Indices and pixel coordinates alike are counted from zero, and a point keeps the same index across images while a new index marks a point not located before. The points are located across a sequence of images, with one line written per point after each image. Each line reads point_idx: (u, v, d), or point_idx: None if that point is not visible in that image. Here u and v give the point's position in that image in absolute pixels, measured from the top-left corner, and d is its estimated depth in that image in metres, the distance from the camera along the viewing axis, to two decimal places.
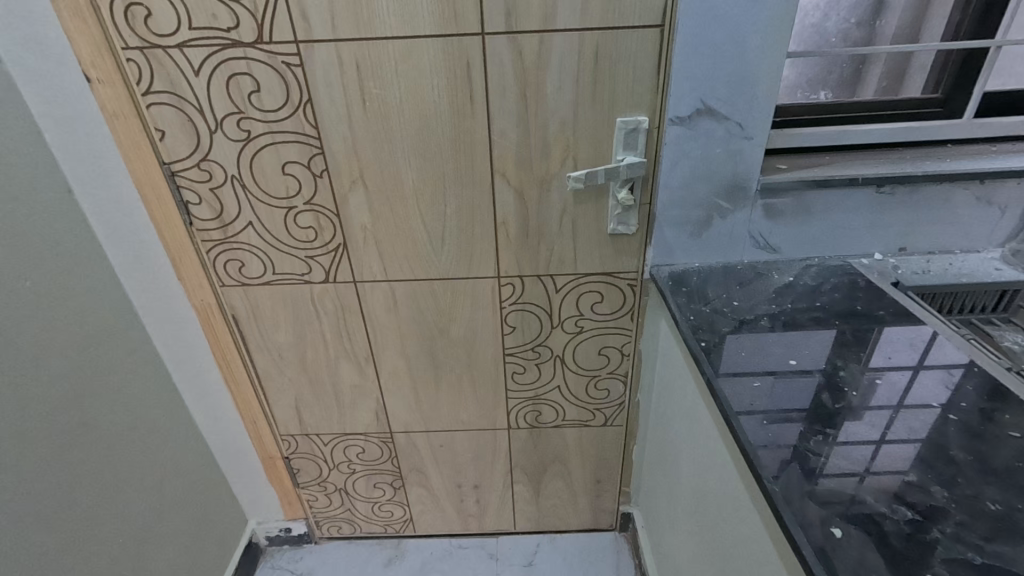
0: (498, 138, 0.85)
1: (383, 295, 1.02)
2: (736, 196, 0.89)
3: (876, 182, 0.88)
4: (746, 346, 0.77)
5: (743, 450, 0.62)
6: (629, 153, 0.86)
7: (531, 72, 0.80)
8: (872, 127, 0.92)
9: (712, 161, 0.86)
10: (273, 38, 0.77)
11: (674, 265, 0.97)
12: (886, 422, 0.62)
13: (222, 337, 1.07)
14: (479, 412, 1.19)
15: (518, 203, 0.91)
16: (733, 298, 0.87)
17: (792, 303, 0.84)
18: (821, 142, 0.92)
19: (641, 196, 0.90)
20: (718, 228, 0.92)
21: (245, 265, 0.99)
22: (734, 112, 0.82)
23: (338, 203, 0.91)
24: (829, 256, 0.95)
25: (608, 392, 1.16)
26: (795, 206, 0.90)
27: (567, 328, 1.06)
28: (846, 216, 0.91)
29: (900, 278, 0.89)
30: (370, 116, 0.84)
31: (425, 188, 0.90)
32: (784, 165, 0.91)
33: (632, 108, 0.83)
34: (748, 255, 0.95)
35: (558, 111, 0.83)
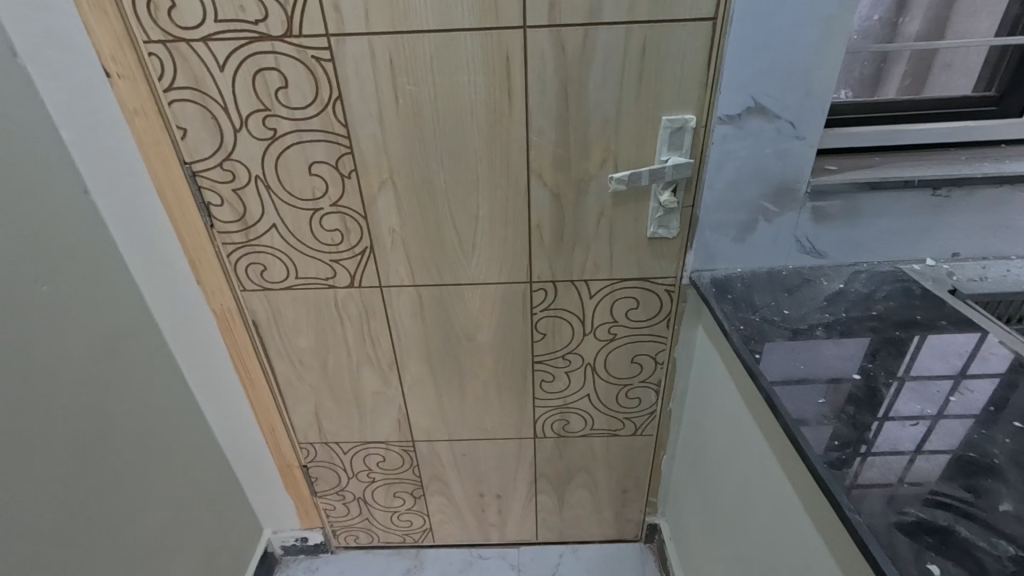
0: (536, 137, 0.81)
1: (409, 300, 0.98)
2: (785, 199, 0.85)
3: (932, 185, 0.84)
4: (804, 358, 0.73)
5: (808, 468, 0.58)
6: (673, 153, 0.82)
7: (573, 68, 0.76)
8: (925, 127, 0.88)
9: (761, 162, 0.82)
10: (303, 31, 0.73)
11: (716, 271, 0.92)
12: (923, 433, 0.60)
13: (242, 344, 1.03)
14: (505, 420, 1.16)
15: (554, 205, 0.87)
16: (782, 306, 0.83)
17: (846, 312, 0.80)
18: (873, 142, 0.88)
19: (684, 199, 0.86)
20: (763, 232, 0.88)
21: (267, 269, 0.95)
22: (786, 111, 0.78)
23: (366, 204, 0.87)
24: (878, 262, 0.91)
25: (639, 401, 1.12)
26: (845, 209, 0.86)
27: (600, 335, 1.03)
28: (899, 219, 0.87)
29: (957, 285, 0.85)
30: (402, 114, 0.80)
31: (458, 190, 0.86)
32: (834, 167, 0.87)
33: (679, 106, 0.79)
34: (794, 261, 0.91)
35: (600, 110, 0.79)
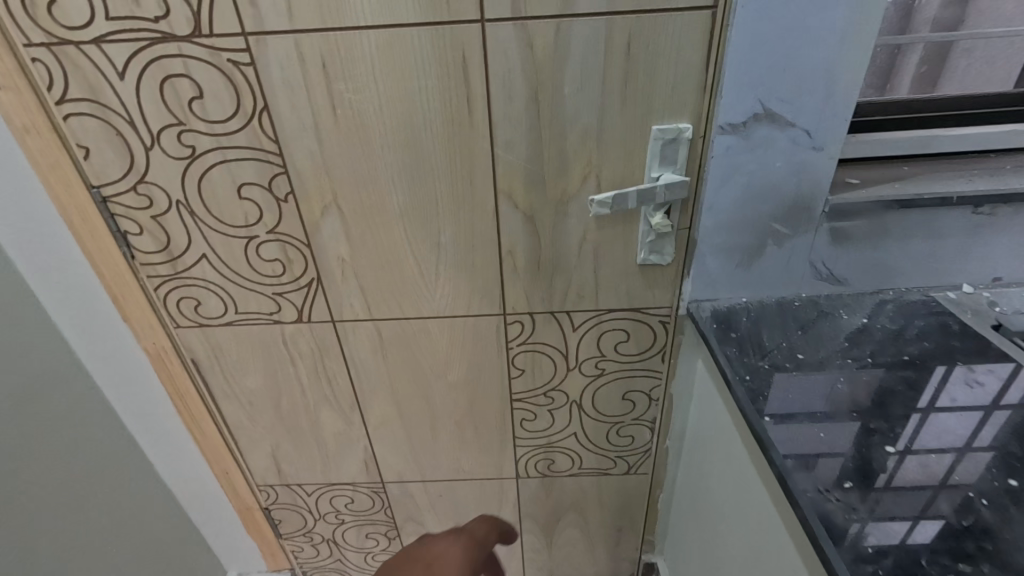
0: (503, 152, 0.69)
1: (368, 336, 0.86)
2: (798, 220, 0.72)
3: (973, 202, 0.71)
4: (819, 415, 0.61)
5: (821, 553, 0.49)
6: (666, 168, 0.69)
7: (545, 70, 0.63)
8: (962, 131, 0.74)
9: (770, 178, 0.69)
10: (214, 30, 0.61)
11: (717, 300, 0.80)
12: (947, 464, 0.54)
13: (181, 385, 0.92)
14: (483, 461, 1.04)
15: (528, 229, 0.75)
16: (796, 348, 0.70)
17: (873, 357, 0.67)
18: (901, 149, 0.75)
19: (681, 220, 0.73)
20: (772, 257, 0.75)
21: (202, 304, 0.83)
22: (801, 116, 0.65)
23: (309, 231, 0.75)
24: (906, 289, 0.78)
25: (631, 439, 1.00)
26: (870, 231, 0.73)
27: (585, 370, 0.91)
28: (932, 242, 0.74)
29: (1002, 319, 0.73)
30: (342, 127, 0.67)
31: (415, 215, 0.74)
32: (855, 180, 0.74)
33: (672, 113, 0.66)
34: (808, 289, 0.78)
35: (579, 118, 0.66)
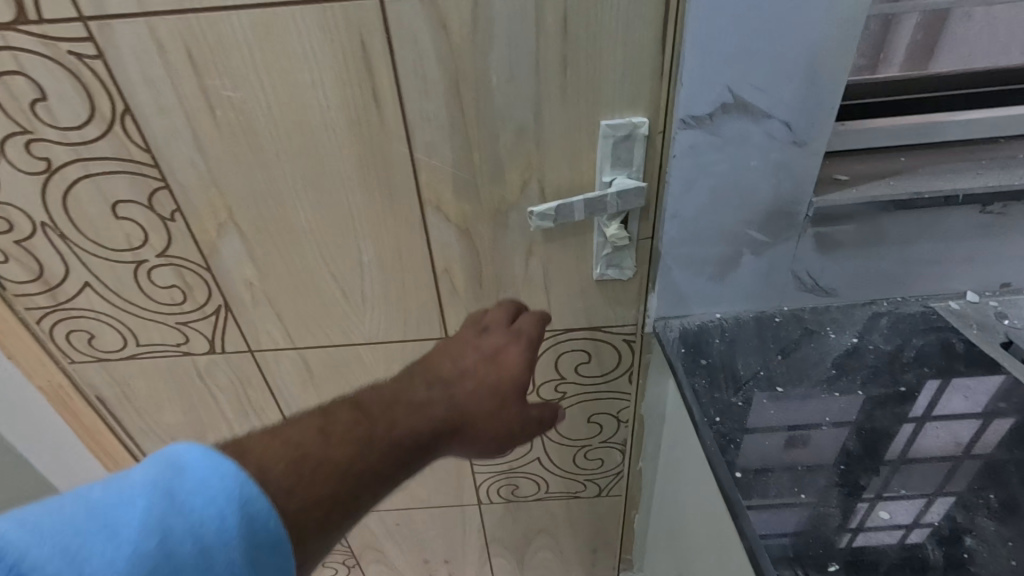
0: (425, 156, 0.57)
1: (293, 366, 0.75)
2: (778, 226, 0.61)
3: (982, 201, 0.60)
4: (799, 469, 0.52)
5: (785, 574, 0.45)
6: (620, 171, 0.58)
7: (465, 56, 0.51)
8: (966, 115, 0.64)
9: (744, 180, 0.58)
10: (44, 16, 0.48)
11: (688, 318, 0.69)
12: (942, 477, 0.50)
13: (89, 424, 0.81)
14: (441, 488, 0.95)
15: (463, 244, 0.64)
16: (774, 381, 0.61)
17: (863, 390, 0.58)
18: (896, 138, 0.64)
19: (642, 229, 0.63)
20: (748, 269, 0.65)
21: (97, 337, 0.72)
22: (778, 106, 0.54)
23: (206, 253, 0.64)
24: (902, 299, 0.68)
25: (601, 462, 0.91)
26: (861, 237, 0.63)
27: (544, 394, 0.81)
28: (932, 246, 0.64)
29: (1012, 335, 0.63)
30: (226, 132, 0.55)
31: (330, 232, 0.62)
32: (845, 176, 0.63)
33: (623, 105, 0.54)
34: (789, 302, 0.68)
35: (511, 114, 0.55)
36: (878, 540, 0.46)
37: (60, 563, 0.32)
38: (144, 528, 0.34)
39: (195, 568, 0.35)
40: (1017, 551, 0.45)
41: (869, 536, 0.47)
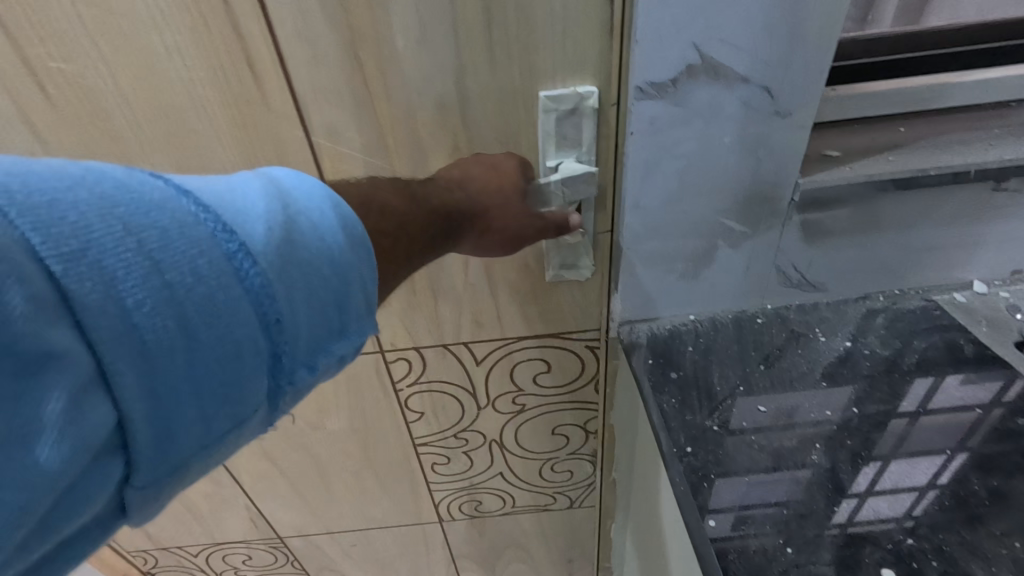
0: (326, 140, 0.47)
1: None
2: (757, 214, 0.51)
3: (995, 176, 0.51)
4: (784, 515, 0.44)
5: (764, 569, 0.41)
6: (567, 154, 0.48)
7: (360, 14, 0.41)
8: (975, 75, 0.54)
9: (717, 160, 0.48)
10: None
11: (657, 323, 0.60)
12: (936, 469, 0.45)
13: None
14: (397, 508, 0.87)
15: None
16: (755, 397, 0.52)
17: (858, 407, 0.50)
18: (895, 105, 0.54)
19: (599, 221, 0.53)
20: (724, 264, 0.55)
21: None
22: (753, 66, 0.43)
23: None
24: (901, 292, 0.59)
25: (570, 474, 0.83)
26: (854, 223, 0.53)
27: (502, 407, 0.72)
28: (936, 231, 0.55)
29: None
30: (69, 118, 0.44)
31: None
32: (836, 152, 0.53)
33: (565, 71, 0.44)
34: (772, 300, 0.59)
35: (427, 87, 0.44)
36: (871, 532, 0.42)
37: (211, 196, 0.31)
38: (268, 196, 0.33)
39: (315, 236, 0.34)
40: None
41: (861, 529, 0.42)
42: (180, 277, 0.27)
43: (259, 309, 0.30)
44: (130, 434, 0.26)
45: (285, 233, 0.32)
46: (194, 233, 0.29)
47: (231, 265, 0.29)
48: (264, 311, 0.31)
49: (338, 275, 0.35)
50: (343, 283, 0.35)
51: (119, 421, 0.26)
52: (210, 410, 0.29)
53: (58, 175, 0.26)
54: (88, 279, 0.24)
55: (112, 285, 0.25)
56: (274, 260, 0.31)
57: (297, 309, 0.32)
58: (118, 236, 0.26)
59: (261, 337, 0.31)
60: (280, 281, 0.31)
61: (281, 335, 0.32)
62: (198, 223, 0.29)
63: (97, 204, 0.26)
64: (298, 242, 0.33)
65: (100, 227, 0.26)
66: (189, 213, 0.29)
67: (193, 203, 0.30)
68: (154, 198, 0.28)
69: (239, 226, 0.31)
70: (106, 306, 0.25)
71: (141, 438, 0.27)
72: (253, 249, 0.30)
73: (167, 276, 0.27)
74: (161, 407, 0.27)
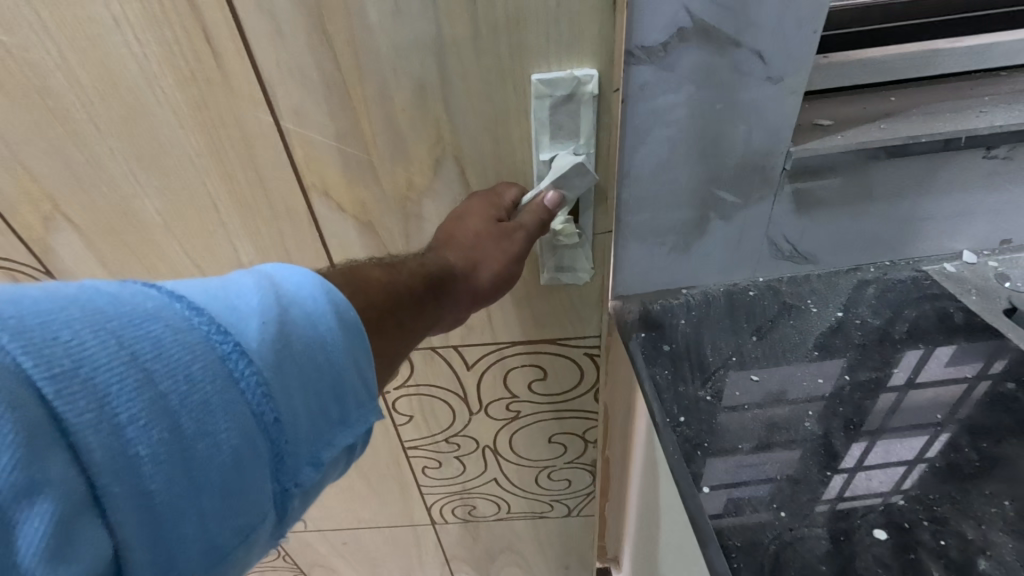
0: (295, 125, 0.46)
1: None
2: (748, 184, 0.50)
3: (988, 143, 0.51)
4: (779, 480, 0.44)
5: (755, 519, 0.42)
6: (562, 145, 0.46)
7: None
8: (970, 42, 0.53)
9: (709, 127, 0.47)
10: None
11: (651, 296, 0.58)
12: (924, 443, 0.45)
13: None
14: (384, 508, 0.86)
15: (366, 240, 0.53)
16: (747, 368, 0.52)
17: (849, 373, 0.50)
18: (884, 72, 0.54)
19: (598, 221, 0.51)
20: (717, 236, 0.54)
21: None
22: (742, 30, 0.42)
23: (38, 251, 0.54)
24: (891, 263, 0.59)
25: (568, 483, 0.82)
26: (845, 193, 0.53)
27: (495, 413, 0.71)
28: (930, 199, 0.54)
29: (1017, 301, 0.55)
30: (14, 94, 0.44)
31: (188, 223, 0.52)
32: (827, 120, 0.52)
33: (555, 48, 0.42)
34: (765, 273, 0.58)
35: (401, 63, 0.42)
36: (863, 505, 0.42)
37: (205, 295, 0.30)
38: (265, 288, 0.32)
39: (308, 324, 0.32)
40: None
41: (851, 504, 0.42)
42: (172, 386, 0.26)
43: (258, 411, 0.29)
44: (129, 560, 0.24)
45: (281, 326, 0.31)
46: (188, 338, 0.28)
47: (225, 366, 0.28)
48: (262, 412, 0.29)
49: (336, 363, 0.33)
50: (344, 369, 0.33)
51: (115, 549, 0.24)
52: (213, 528, 0.27)
53: (51, 294, 0.26)
54: (79, 399, 0.23)
55: (104, 402, 0.24)
56: (270, 358, 0.30)
57: (296, 407, 0.31)
58: (109, 350, 0.25)
59: (262, 441, 0.29)
60: (278, 379, 0.30)
61: (282, 434, 0.30)
62: (191, 327, 0.28)
63: (87, 318, 0.25)
64: (295, 333, 0.32)
65: (91, 342, 0.25)
66: (182, 316, 0.28)
67: (185, 305, 0.29)
68: (146, 305, 0.28)
69: (234, 325, 0.29)
70: (99, 425, 0.24)
71: (139, 560, 0.24)
72: (247, 346, 0.29)
73: (161, 385, 0.26)
74: (161, 529, 0.25)
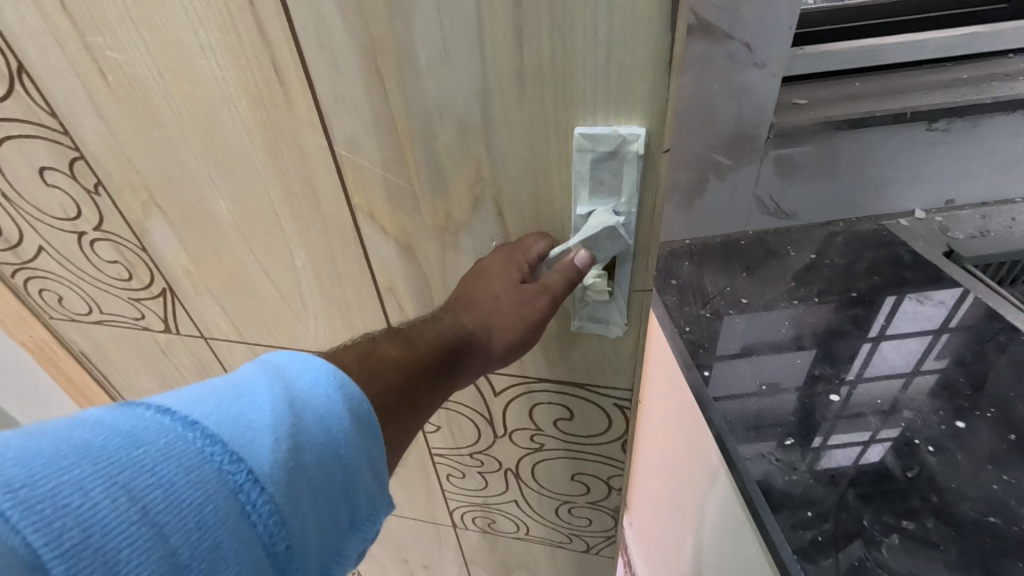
0: (347, 151, 0.52)
1: (245, 355, 0.78)
2: (741, 150, 0.67)
3: (928, 118, 0.68)
4: (759, 365, 0.63)
5: (742, 390, 0.61)
6: (600, 201, 0.49)
7: (381, 22, 0.43)
8: (922, 38, 0.69)
9: (710, 102, 0.64)
10: None
11: (674, 245, 0.76)
12: (869, 353, 0.63)
13: (77, 378, 0.90)
14: (406, 488, 0.94)
15: (404, 259, 0.60)
16: (742, 295, 0.70)
17: (818, 297, 0.68)
18: (848, 63, 0.69)
19: (635, 280, 0.54)
20: (716, 193, 0.72)
21: (64, 298, 0.77)
22: (739, 28, 0.59)
23: (138, 233, 0.64)
24: (858, 220, 0.77)
25: (589, 521, 0.87)
26: (817, 158, 0.70)
27: (519, 441, 0.77)
28: (886, 161, 0.72)
29: (955, 245, 0.74)
30: (124, 101, 0.52)
31: (253, 223, 0.61)
32: (802, 100, 0.69)
33: (599, 105, 0.44)
34: (756, 226, 0.76)
35: (447, 101, 0.46)
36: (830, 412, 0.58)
37: (219, 418, 0.34)
38: (279, 399, 0.37)
39: (319, 432, 0.37)
40: (943, 417, 0.57)
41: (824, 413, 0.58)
42: (184, 535, 0.30)
43: (269, 541, 0.33)
44: None
45: (294, 442, 0.35)
46: (201, 476, 0.31)
47: (237, 500, 0.32)
48: (274, 543, 0.33)
49: (349, 467, 0.38)
50: (355, 470, 0.38)
51: None
52: None
53: (66, 449, 0.29)
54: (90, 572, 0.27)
55: (114, 568, 0.27)
56: (279, 486, 0.34)
57: (305, 528, 0.35)
58: (123, 510, 0.29)
59: (273, 568, 0.33)
60: (287, 501, 0.34)
61: (292, 557, 0.35)
62: (205, 464, 0.32)
63: (104, 474, 0.29)
64: (307, 447, 0.36)
65: (105, 504, 0.28)
66: (196, 451, 0.32)
67: (200, 436, 0.33)
68: (159, 445, 0.31)
69: (246, 453, 0.33)
70: None
71: None
72: (259, 475, 0.33)
73: (172, 538, 0.29)
74: None
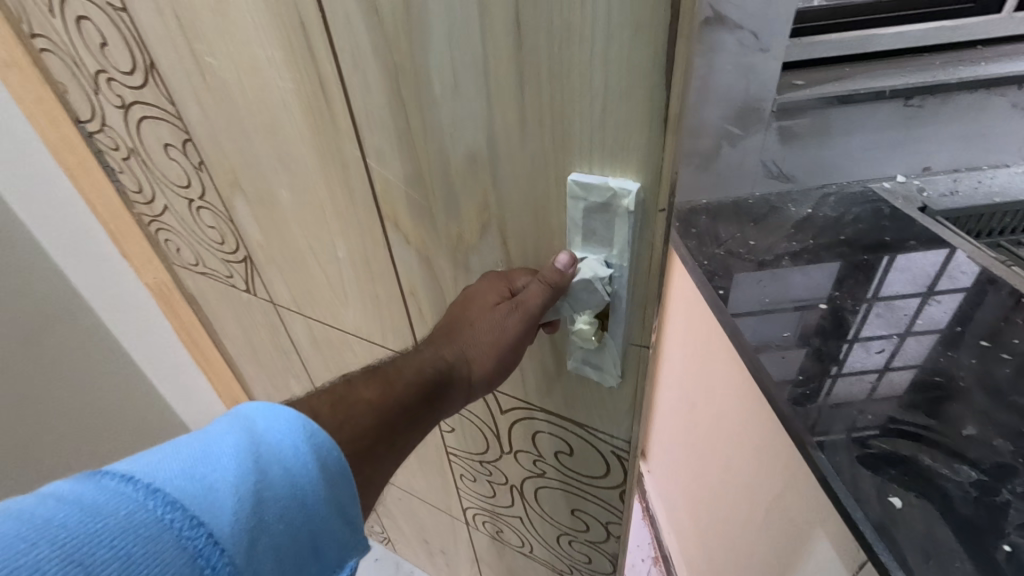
0: (378, 164, 0.58)
1: (304, 324, 0.90)
2: (749, 121, 0.81)
3: (905, 95, 0.81)
4: (769, 298, 0.74)
5: (758, 312, 0.73)
6: (591, 249, 0.52)
7: (403, 52, 0.47)
8: (904, 29, 0.81)
9: (723, 79, 0.77)
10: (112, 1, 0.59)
11: (695, 202, 0.89)
12: (872, 286, 0.74)
13: (182, 312, 1.08)
14: (425, 468, 1.07)
15: (424, 271, 0.66)
16: (749, 238, 0.82)
17: (813, 239, 0.81)
18: (837, 49, 0.81)
19: (631, 334, 0.57)
20: (727, 158, 0.85)
21: (181, 249, 0.93)
22: (748, 19, 0.72)
23: (226, 207, 0.77)
24: (847, 183, 0.89)
25: (586, 557, 0.95)
26: (814, 128, 0.82)
27: (524, 463, 0.87)
28: (868, 131, 0.84)
29: (927, 202, 0.85)
30: (215, 103, 0.63)
31: (306, 216, 0.70)
32: (801, 81, 0.81)
33: (597, 159, 0.46)
34: (761, 188, 0.88)
35: (460, 133, 0.50)
36: (834, 330, 0.69)
37: (182, 483, 0.36)
38: (244, 457, 0.39)
39: (284, 483, 0.40)
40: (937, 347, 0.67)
41: (831, 334, 0.69)
42: None
43: None
44: None
45: (256, 497, 0.38)
46: (160, 544, 0.33)
47: (195, 564, 0.34)
48: None
49: (313, 514, 0.41)
50: (318, 520, 0.41)
51: None
52: None
53: (24, 531, 0.31)
54: None
55: None
56: (239, 545, 0.36)
57: None
58: None
59: None
60: (246, 558, 0.36)
61: None
62: (164, 531, 0.34)
63: (63, 551, 0.31)
64: (269, 501, 0.39)
65: None
66: (156, 520, 0.34)
67: (162, 504, 0.35)
68: (120, 516, 0.33)
69: (208, 515, 0.35)
70: None
71: None
72: (218, 536, 0.35)
73: None
74: None
